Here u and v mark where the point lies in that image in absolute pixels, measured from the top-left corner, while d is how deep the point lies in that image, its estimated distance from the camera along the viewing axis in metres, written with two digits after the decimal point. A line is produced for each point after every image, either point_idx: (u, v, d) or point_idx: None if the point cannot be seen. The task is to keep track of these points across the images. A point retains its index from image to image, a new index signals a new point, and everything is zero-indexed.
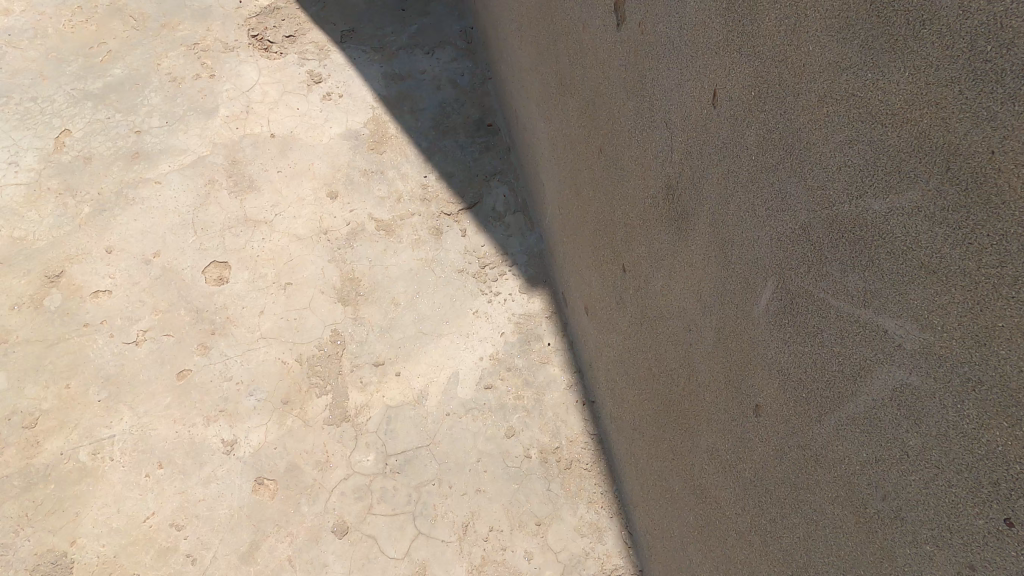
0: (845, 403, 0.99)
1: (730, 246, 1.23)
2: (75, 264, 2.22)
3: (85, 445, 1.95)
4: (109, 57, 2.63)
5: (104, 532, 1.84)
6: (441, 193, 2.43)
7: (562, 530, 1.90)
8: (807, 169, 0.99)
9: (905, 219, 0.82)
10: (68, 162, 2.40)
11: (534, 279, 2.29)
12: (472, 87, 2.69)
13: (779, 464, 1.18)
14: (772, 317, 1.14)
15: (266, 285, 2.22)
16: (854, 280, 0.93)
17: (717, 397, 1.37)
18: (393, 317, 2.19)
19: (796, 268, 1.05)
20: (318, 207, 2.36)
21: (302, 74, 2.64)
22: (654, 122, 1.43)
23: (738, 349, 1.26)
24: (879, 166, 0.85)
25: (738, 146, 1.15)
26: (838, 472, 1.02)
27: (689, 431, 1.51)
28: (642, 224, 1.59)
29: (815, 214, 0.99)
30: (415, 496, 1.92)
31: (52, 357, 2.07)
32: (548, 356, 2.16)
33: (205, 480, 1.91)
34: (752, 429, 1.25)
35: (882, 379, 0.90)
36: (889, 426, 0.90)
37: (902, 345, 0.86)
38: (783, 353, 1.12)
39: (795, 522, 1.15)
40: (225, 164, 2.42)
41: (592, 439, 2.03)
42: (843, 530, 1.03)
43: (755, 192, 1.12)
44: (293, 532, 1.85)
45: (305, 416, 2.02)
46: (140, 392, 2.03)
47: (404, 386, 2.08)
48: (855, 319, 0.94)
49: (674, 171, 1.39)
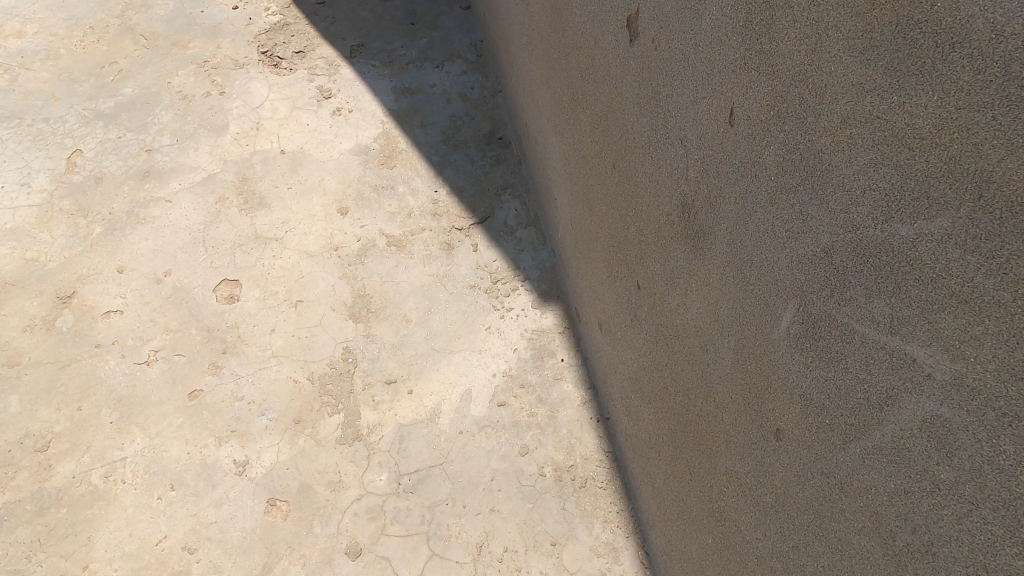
0: (871, 432, 0.96)
1: (749, 266, 1.20)
2: (87, 284, 2.22)
3: (97, 468, 1.94)
4: (120, 76, 2.64)
5: (117, 556, 1.83)
6: (452, 207, 2.41)
7: (578, 550, 1.87)
8: (829, 191, 0.96)
9: (934, 245, 0.79)
10: (80, 182, 2.40)
11: (547, 293, 2.27)
12: (482, 100, 2.68)
13: (802, 491, 1.15)
14: (794, 341, 1.11)
15: (277, 303, 2.20)
16: (880, 306, 0.90)
17: (736, 418, 1.34)
18: (405, 334, 2.17)
19: (818, 291, 1.03)
20: (329, 223, 2.35)
21: (312, 89, 2.64)
22: (669, 139, 1.41)
23: (758, 370, 1.23)
24: (906, 191, 0.82)
25: (756, 165, 1.13)
26: (865, 502, 0.99)
27: (707, 452, 1.48)
28: (657, 241, 1.56)
29: (837, 237, 0.96)
30: (428, 517, 1.89)
31: (64, 378, 2.07)
32: (562, 372, 2.13)
33: (217, 502, 1.90)
34: (773, 454, 1.22)
35: (910, 408, 0.87)
36: (919, 458, 0.87)
37: (931, 375, 0.83)
38: (805, 377, 1.09)
39: (818, 551, 1.12)
40: (235, 181, 2.42)
41: (608, 457, 2.00)
42: (870, 562, 0.99)
43: (775, 213, 1.10)
44: (306, 553, 1.83)
45: (316, 436, 2.00)
46: (152, 413, 2.02)
47: (417, 404, 2.06)
48: (881, 346, 0.91)
49: (689, 189, 1.36)
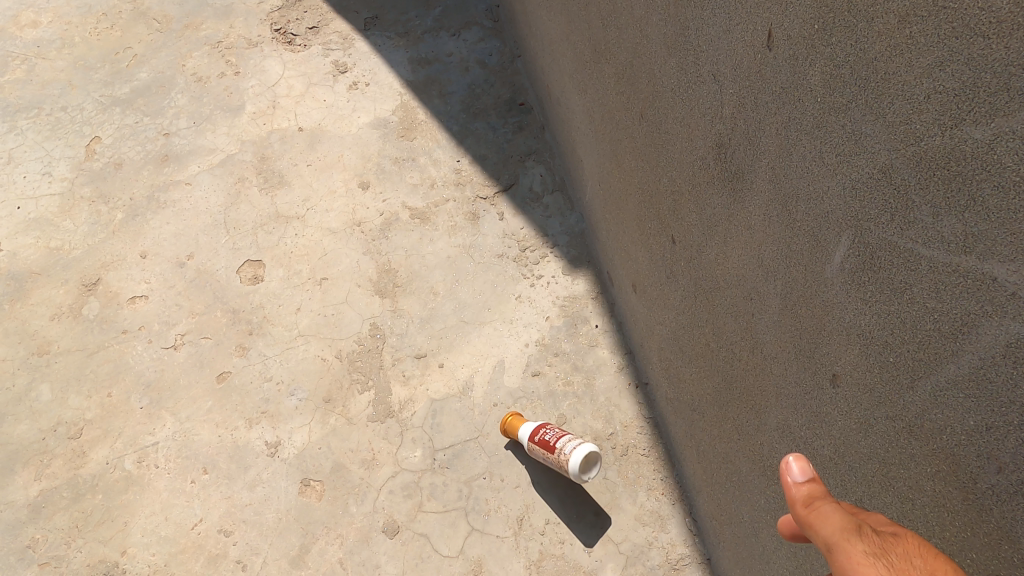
0: (945, 364, 0.88)
1: (795, 203, 1.12)
2: (111, 271, 2.19)
3: (130, 453, 1.92)
4: (134, 61, 2.60)
5: (154, 540, 1.80)
6: (475, 176, 2.33)
7: (622, 520, 1.81)
8: (886, 103, 0.87)
9: (1016, 145, 0.71)
10: (99, 169, 2.38)
11: (577, 259, 2.18)
12: (501, 66, 2.59)
13: (867, 439, 1.08)
14: (849, 276, 1.03)
15: (301, 282, 2.15)
16: (951, 224, 0.82)
17: (788, 367, 1.27)
18: (433, 308, 2.11)
19: (876, 218, 0.94)
20: (350, 198, 2.29)
21: (327, 65, 2.58)
22: (701, 77, 1.32)
23: (809, 314, 1.16)
24: (980, 87, 0.74)
25: (800, 89, 1.04)
26: (939, 442, 0.93)
27: (756, 409, 1.42)
28: (691, 190, 1.48)
29: (898, 154, 0.87)
30: (466, 492, 1.84)
31: (93, 366, 2.05)
32: (597, 339, 2.05)
33: (251, 484, 1.86)
34: (831, 402, 1.16)
35: (992, 334, 0.80)
36: (1003, 388, 0.80)
37: (1016, 294, 0.76)
38: (864, 316, 1.02)
39: (886, 501, 1.06)
40: (254, 161, 2.37)
41: (648, 423, 1.93)
42: (947, 508, 0.93)
43: (823, 138, 1.01)
44: (343, 533, 1.79)
45: (348, 414, 1.95)
46: (182, 397, 1.99)
47: (448, 378, 2.00)
48: (954, 269, 0.83)
49: (724, 127, 1.28)
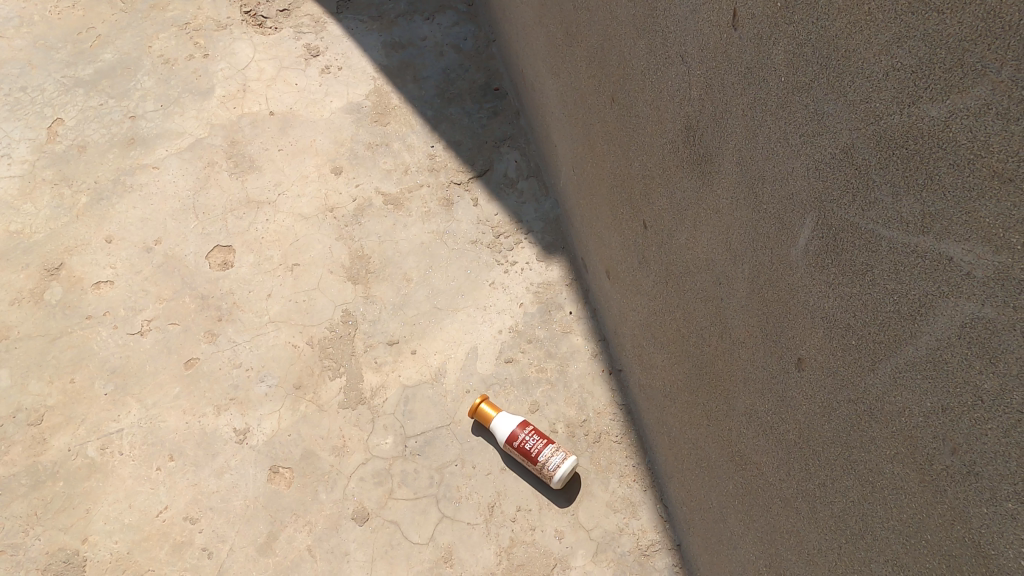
0: (904, 347, 0.88)
1: (761, 185, 1.11)
2: (75, 255, 2.15)
3: (93, 440, 1.89)
4: (98, 41, 2.55)
5: (117, 528, 1.78)
6: (450, 162, 2.31)
7: (594, 506, 1.81)
8: (847, 81, 0.86)
9: (971, 122, 0.70)
10: (62, 152, 2.33)
11: (551, 246, 2.17)
12: (476, 51, 2.57)
13: (829, 422, 1.08)
14: (813, 258, 1.03)
15: (272, 268, 2.13)
16: (909, 204, 0.81)
17: (755, 352, 1.26)
18: (406, 294, 2.09)
19: (839, 199, 0.94)
20: (323, 183, 2.26)
21: (298, 48, 2.54)
22: (669, 58, 1.30)
23: (774, 298, 1.15)
24: (936, 62, 0.73)
25: (764, 68, 1.03)
26: (898, 424, 0.93)
27: (724, 394, 1.42)
28: (661, 174, 1.47)
29: (858, 133, 0.86)
30: (437, 479, 1.83)
31: (55, 352, 2.01)
32: (570, 325, 2.04)
33: (218, 472, 1.84)
34: (795, 386, 1.16)
35: (948, 315, 0.80)
36: (958, 369, 0.80)
37: (972, 273, 0.75)
38: (827, 298, 1.01)
39: (848, 485, 1.06)
40: (224, 145, 2.33)
41: (621, 410, 1.93)
42: (904, 490, 0.94)
43: (787, 118, 1.00)
44: (312, 520, 1.78)
45: (318, 401, 1.93)
46: (148, 383, 1.96)
47: (420, 364, 1.98)
48: (912, 250, 0.83)
49: (693, 109, 1.26)
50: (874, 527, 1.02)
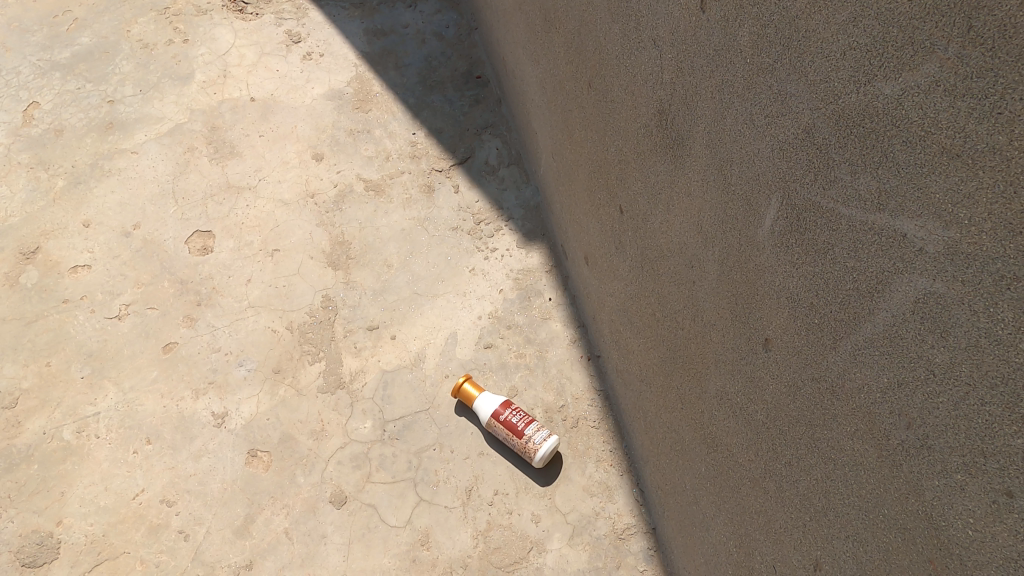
0: (863, 324, 0.90)
1: (729, 167, 1.12)
2: (52, 239, 2.14)
3: (69, 424, 1.89)
4: (76, 25, 2.53)
5: (92, 511, 1.78)
6: (431, 149, 2.31)
7: (571, 490, 1.82)
8: (807, 61, 0.88)
9: (922, 98, 0.72)
10: (39, 136, 2.32)
11: (531, 233, 2.18)
12: (458, 39, 2.57)
13: (794, 401, 1.10)
14: (778, 239, 1.04)
15: (252, 253, 2.13)
16: (866, 182, 0.83)
17: (725, 334, 1.28)
18: (386, 280, 2.09)
19: (801, 179, 0.95)
20: (303, 169, 2.26)
21: (280, 34, 2.53)
22: (642, 42, 1.32)
23: (742, 279, 1.17)
24: (889, 41, 0.75)
25: (731, 50, 1.04)
26: (857, 401, 0.94)
27: (697, 377, 1.44)
28: (636, 158, 1.48)
29: (818, 113, 0.88)
30: (415, 463, 1.84)
31: (30, 335, 2.00)
32: (550, 312, 2.05)
33: (196, 455, 1.84)
34: (762, 366, 1.17)
35: (902, 291, 0.81)
36: (912, 344, 0.82)
37: (923, 249, 0.77)
38: (791, 278, 1.03)
39: (811, 463, 1.08)
40: (204, 131, 2.33)
41: (599, 395, 1.94)
42: (863, 466, 0.95)
43: (752, 99, 1.01)
44: (290, 503, 1.78)
45: (297, 385, 1.93)
46: (125, 367, 1.96)
47: (400, 350, 1.99)
48: (868, 227, 0.84)
49: (665, 93, 1.28)
50: (836, 504, 1.03)
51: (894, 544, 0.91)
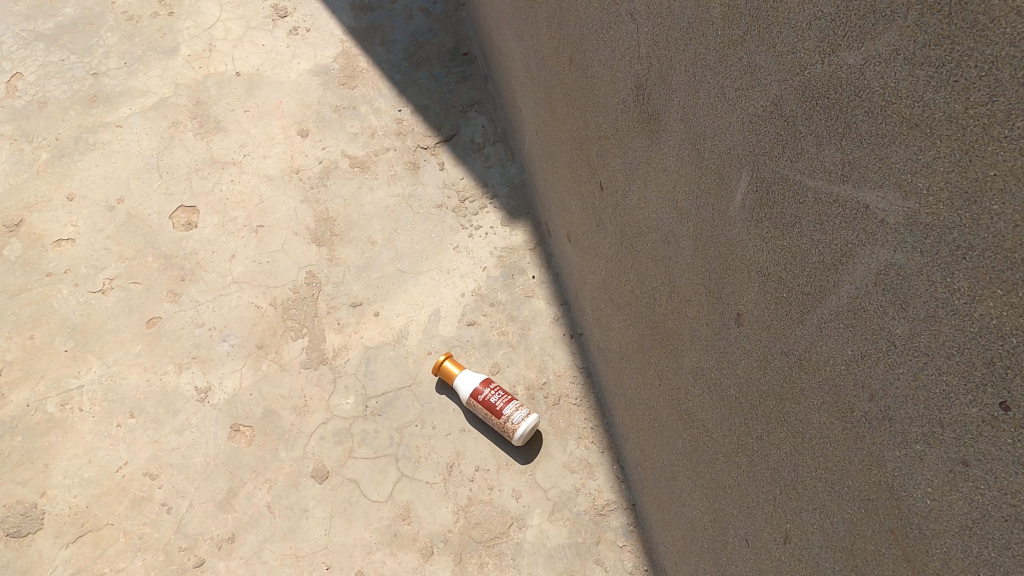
0: (828, 297, 0.90)
1: (702, 141, 1.12)
2: (35, 212, 2.13)
3: (53, 396, 1.89)
4: None
5: (76, 483, 1.79)
6: (417, 126, 2.30)
7: (551, 467, 1.83)
8: (776, 33, 0.88)
9: (883, 68, 0.72)
10: (22, 108, 2.30)
11: (515, 211, 2.18)
12: (446, 16, 2.56)
13: (765, 375, 1.10)
14: (749, 213, 1.04)
15: (237, 229, 2.12)
16: (831, 153, 0.83)
17: (700, 310, 1.28)
18: (370, 257, 2.09)
19: (770, 151, 0.95)
20: (289, 145, 2.25)
21: (266, 8, 2.51)
22: (619, 16, 1.31)
23: (716, 254, 1.17)
24: (852, 11, 0.75)
25: (703, 22, 1.04)
26: (823, 374, 0.95)
27: (674, 353, 1.44)
28: (615, 134, 1.47)
29: (786, 85, 0.88)
30: (397, 438, 1.85)
31: (14, 308, 2.00)
32: (533, 290, 2.06)
33: (179, 429, 1.85)
34: (735, 342, 1.17)
35: (865, 264, 0.81)
36: (874, 316, 0.82)
37: (885, 221, 0.77)
38: (761, 252, 1.03)
39: (781, 436, 1.08)
40: (189, 105, 2.31)
41: (581, 373, 1.95)
42: (829, 439, 0.96)
43: (723, 73, 1.01)
44: (272, 477, 1.80)
45: (280, 360, 1.94)
46: (109, 340, 1.96)
47: (383, 326, 2.00)
48: (834, 199, 0.84)
49: (641, 67, 1.27)
50: (804, 477, 1.04)
51: (858, 515, 0.92)
